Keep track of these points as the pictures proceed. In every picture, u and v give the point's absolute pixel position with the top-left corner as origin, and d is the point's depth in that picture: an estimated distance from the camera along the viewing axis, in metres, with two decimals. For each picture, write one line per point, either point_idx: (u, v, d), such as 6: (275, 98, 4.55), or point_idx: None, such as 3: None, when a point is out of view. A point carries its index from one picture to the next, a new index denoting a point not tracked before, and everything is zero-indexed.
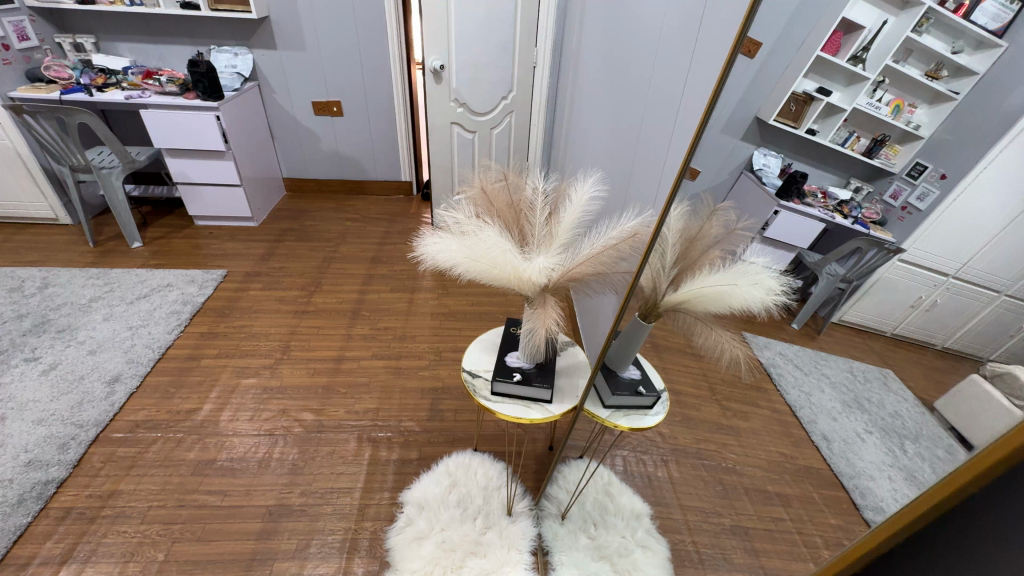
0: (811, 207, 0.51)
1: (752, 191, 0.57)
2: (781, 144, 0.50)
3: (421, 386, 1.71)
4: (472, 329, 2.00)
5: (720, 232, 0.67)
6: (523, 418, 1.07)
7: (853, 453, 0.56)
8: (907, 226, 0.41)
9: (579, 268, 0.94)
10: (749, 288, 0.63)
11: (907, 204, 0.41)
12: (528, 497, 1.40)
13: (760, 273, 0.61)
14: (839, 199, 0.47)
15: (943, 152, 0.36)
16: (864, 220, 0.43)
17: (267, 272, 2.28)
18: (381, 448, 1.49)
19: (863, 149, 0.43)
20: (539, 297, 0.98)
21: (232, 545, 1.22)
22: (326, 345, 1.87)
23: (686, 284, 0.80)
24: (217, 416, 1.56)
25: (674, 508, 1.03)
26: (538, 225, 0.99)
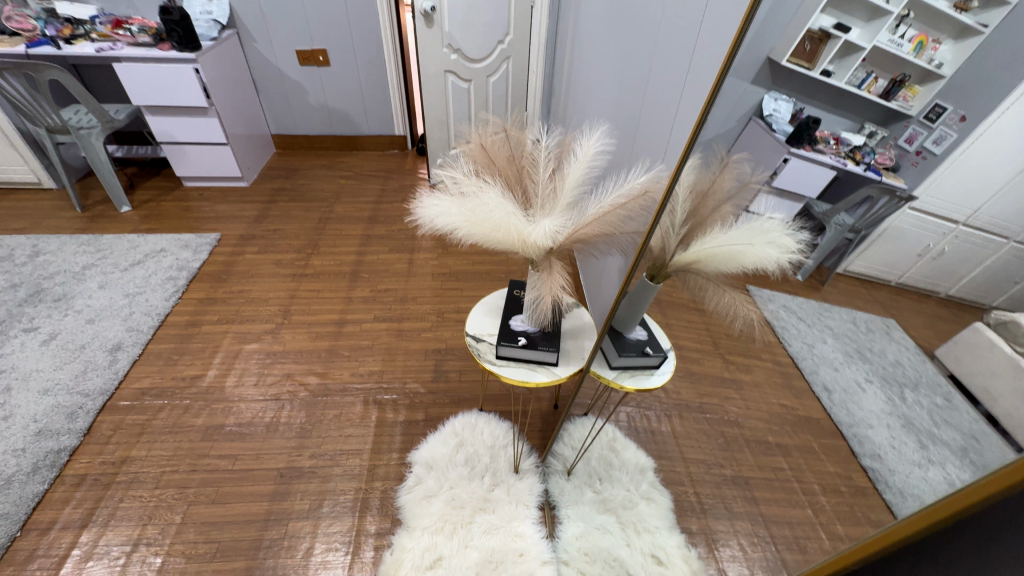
0: (822, 154, 0.48)
1: (761, 138, 0.54)
2: (796, 88, 0.47)
3: (424, 348, 1.71)
4: (474, 288, 1.98)
5: (733, 186, 0.63)
6: (528, 381, 1.06)
7: (852, 403, 0.54)
8: (920, 172, 0.37)
9: (584, 230, 0.89)
10: (764, 247, 0.60)
11: (923, 148, 0.37)
12: (534, 455, 1.41)
13: (775, 230, 0.57)
14: (851, 144, 0.43)
15: (963, 89, 0.32)
16: (877, 166, 0.40)
17: (262, 235, 2.22)
18: (388, 410, 1.50)
19: (880, 91, 0.40)
20: (544, 262, 0.94)
21: (247, 507, 1.25)
22: (326, 308, 1.85)
23: (696, 243, 0.77)
24: (222, 382, 1.56)
25: (677, 461, 1.07)
26: (541, 183, 0.94)
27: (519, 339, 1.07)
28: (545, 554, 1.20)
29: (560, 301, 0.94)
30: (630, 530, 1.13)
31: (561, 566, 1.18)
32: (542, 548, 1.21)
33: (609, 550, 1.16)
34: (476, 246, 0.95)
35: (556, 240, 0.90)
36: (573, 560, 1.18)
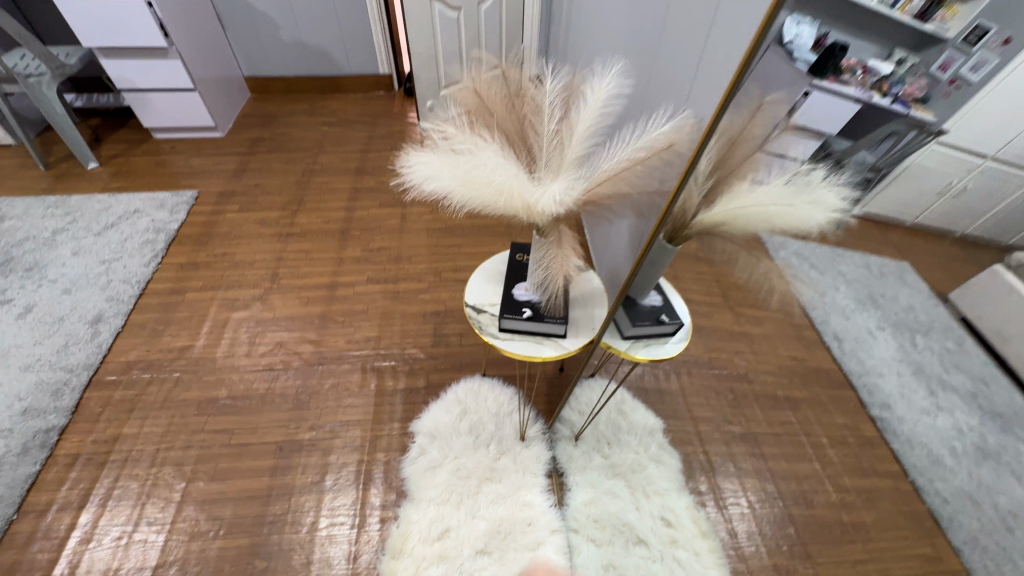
0: (846, 85, 0.43)
1: (789, 73, 0.47)
2: (820, 10, 0.42)
3: (422, 311, 1.62)
4: (471, 244, 1.86)
5: (764, 134, 0.53)
6: (536, 356, 0.98)
7: None
8: (953, 99, 0.38)
9: (596, 191, 0.78)
10: (809, 208, 0.50)
11: (958, 76, 0.36)
12: (540, 421, 1.36)
13: (818, 189, 0.49)
14: (879, 74, 0.39)
15: (1006, 11, 0.32)
16: (905, 97, 0.39)
17: (243, 191, 2.07)
18: (387, 377, 1.44)
19: (912, 13, 0.35)
20: (551, 227, 0.83)
21: (247, 483, 1.22)
22: (317, 271, 1.74)
23: (720, 203, 0.66)
24: (213, 353, 1.49)
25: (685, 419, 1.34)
26: (546, 136, 0.80)
27: (524, 312, 0.97)
28: (554, 523, 1.18)
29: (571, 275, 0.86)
30: (640, 494, 1.24)
31: (570, 535, 1.17)
32: (551, 517, 1.19)
33: (619, 514, 1.20)
34: (473, 212, 0.84)
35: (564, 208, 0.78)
36: (582, 527, 1.17)
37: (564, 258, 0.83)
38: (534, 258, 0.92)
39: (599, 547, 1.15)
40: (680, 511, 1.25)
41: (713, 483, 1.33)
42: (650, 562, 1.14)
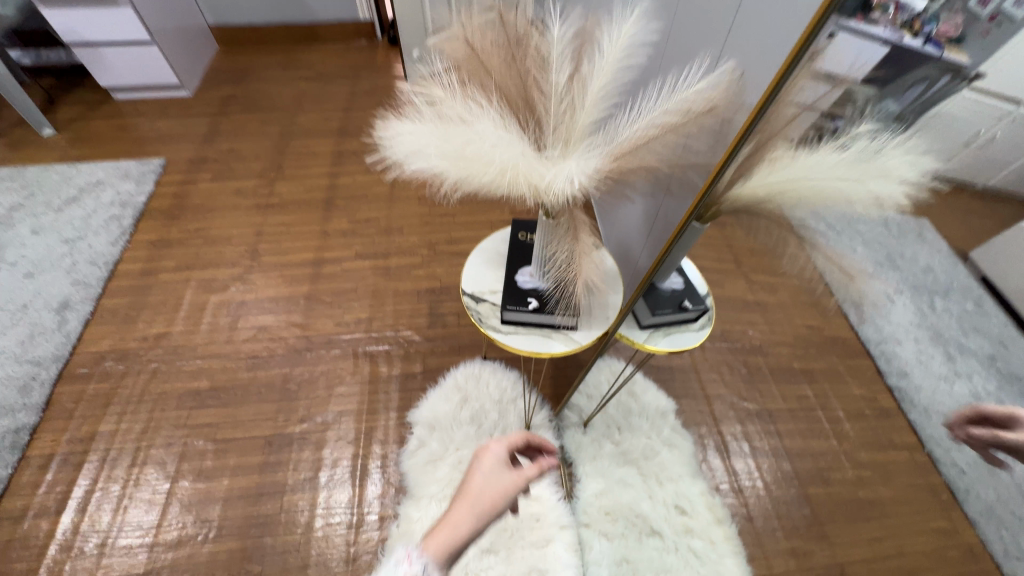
0: (875, 24, 0.38)
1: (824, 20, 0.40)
2: None
3: (416, 289, 1.50)
4: (467, 213, 1.71)
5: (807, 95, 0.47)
6: (543, 352, 0.87)
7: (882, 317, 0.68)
8: (990, 43, 0.33)
9: (620, 166, 0.65)
10: (876, 183, 0.46)
11: (999, 12, 0.32)
12: (546, 408, 1.27)
13: (884, 156, 0.45)
14: (914, 11, 0.36)
15: None
16: (938, 37, 0.35)
17: (215, 157, 1.89)
18: (381, 363, 1.34)
19: None
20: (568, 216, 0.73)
21: (235, 483, 1.14)
22: (300, 247, 1.60)
23: (753, 181, 0.57)
24: (191, 340, 1.38)
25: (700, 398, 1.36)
26: (555, 98, 0.65)
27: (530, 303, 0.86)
28: (563, 518, 1.12)
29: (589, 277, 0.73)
30: (653, 482, 1.18)
31: (581, 530, 1.11)
32: (560, 511, 1.13)
33: (631, 506, 1.14)
34: (466, 196, 0.70)
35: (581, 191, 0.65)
36: (594, 522, 1.11)
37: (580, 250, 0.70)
38: (544, 242, 0.80)
39: (612, 542, 1.09)
40: (695, 498, 1.19)
41: (731, 465, 1.25)
42: (665, 554, 1.09)
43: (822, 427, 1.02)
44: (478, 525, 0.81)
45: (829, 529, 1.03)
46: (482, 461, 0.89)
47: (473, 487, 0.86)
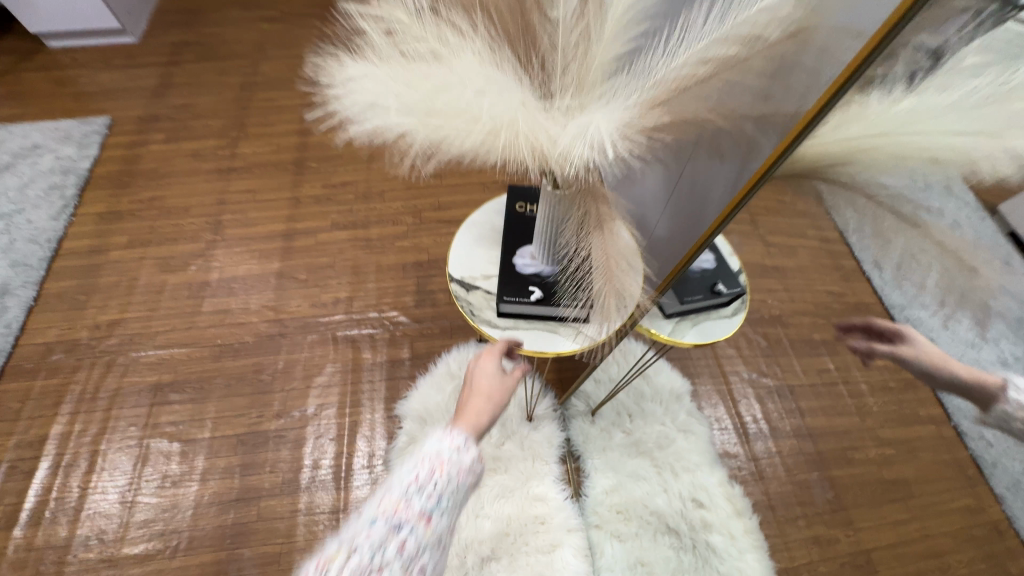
0: None
1: None
2: None
3: (401, 263, 1.34)
4: (456, 172, 1.51)
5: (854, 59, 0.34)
6: (548, 351, 0.76)
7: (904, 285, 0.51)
8: None
9: (661, 123, 0.47)
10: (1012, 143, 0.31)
11: None
12: (550, 395, 1.15)
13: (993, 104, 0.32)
14: None
15: None
16: None
17: (168, 113, 1.66)
18: (364, 349, 1.20)
19: None
20: (588, 203, 0.56)
21: (205, 488, 1.03)
22: (268, 217, 1.42)
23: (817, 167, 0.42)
24: (148, 327, 1.23)
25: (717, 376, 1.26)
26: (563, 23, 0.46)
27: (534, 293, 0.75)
28: (571, 521, 1.01)
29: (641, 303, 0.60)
30: (668, 475, 1.08)
31: (591, 532, 1.01)
32: (568, 513, 1.01)
33: (645, 502, 1.04)
34: (444, 167, 0.55)
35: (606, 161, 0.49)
36: (605, 523, 1.02)
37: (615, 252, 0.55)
38: (556, 211, 0.65)
39: (624, 543, 1.00)
40: (712, 489, 1.08)
41: (751, 449, 1.17)
42: (682, 553, 1.01)
43: (844, 405, 1.19)
44: (498, 412, 0.69)
45: (852, 515, 1.10)
46: (474, 371, 0.73)
47: (470, 402, 0.68)
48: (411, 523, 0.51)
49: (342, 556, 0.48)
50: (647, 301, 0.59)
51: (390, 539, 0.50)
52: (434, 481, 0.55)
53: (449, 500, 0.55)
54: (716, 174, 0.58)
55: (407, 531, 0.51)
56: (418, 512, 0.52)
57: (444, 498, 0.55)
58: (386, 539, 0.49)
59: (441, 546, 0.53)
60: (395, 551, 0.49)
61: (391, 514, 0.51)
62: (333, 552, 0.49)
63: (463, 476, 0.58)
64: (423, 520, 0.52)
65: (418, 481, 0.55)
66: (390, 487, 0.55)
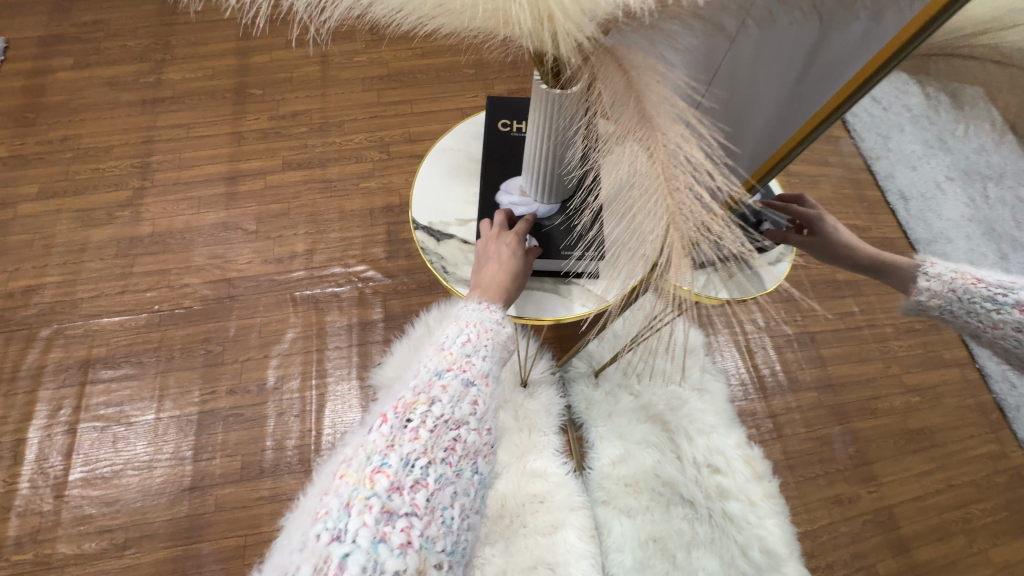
0: None
1: None
2: None
3: (368, 208, 1.14)
4: (428, 97, 1.26)
5: None
6: (542, 318, 0.62)
7: (930, 207, 0.43)
8: None
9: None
10: None
11: None
12: (547, 357, 1.02)
13: None
14: None
15: None
16: None
17: (76, 33, 1.36)
18: (329, 311, 1.03)
19: None
20: (613, 78, 0.36)
21: (152, 476, 0.89)
22: (205, 157, 1.19)
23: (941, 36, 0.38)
24: (73, 292, 1.04)
25: None
26: None
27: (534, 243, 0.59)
28: (574, 498, 0.91)
29: (706, 228, 0.31)
30: (680, 439, 0.93)
31: (597, 508, 0.92)
32: (570, 490, 0.93)
33: (656, 471, 0.92)
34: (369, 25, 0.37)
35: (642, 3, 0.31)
36: (612, 498, 0.92)
37: (657, 143, 0.33)
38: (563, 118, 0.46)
39: (634, 519, 0.90)
40: (730, 452, 0.90)
41: None
42: (697, 525, 0.87)
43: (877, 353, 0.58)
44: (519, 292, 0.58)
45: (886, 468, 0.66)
46: (491, 245, 0.58)
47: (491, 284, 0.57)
48: (478, 381, 0.49)
49: (424, 404, 0.45)
50: (716, 220, 0.31)
51: (464, 396, 0.47)
52: (487, 345, 0.52)
53: (501, 366, 0.53)
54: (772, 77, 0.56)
55: (477, 388, 0.49)
56: (480, 371, 0.50)
57: (498, 363, 0.53)
58: (461, 396, 0.47)
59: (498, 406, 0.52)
60: (470, 408, 0.47)
61: (458, 371, 0.49)
62: (412, 398, 0.46)
63: (507, 348, 0.55)
64: (486, 379, 0.50)
65: (471, 341, 0.52)
66: (446, 345, 0.51)
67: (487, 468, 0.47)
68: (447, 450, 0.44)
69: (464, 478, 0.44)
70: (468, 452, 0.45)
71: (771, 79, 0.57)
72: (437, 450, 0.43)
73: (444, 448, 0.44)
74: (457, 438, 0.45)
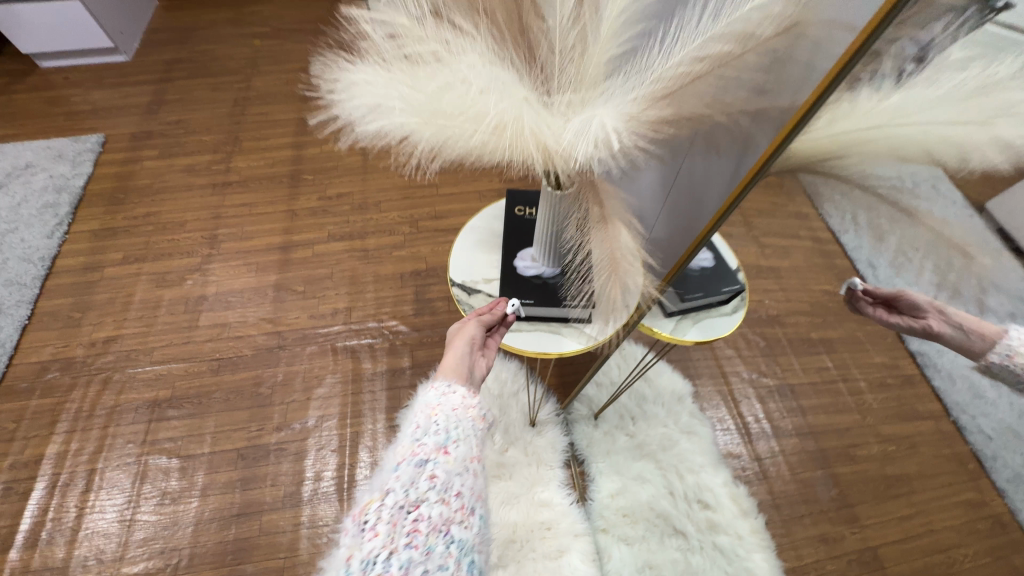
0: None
1: None
2: None
3: (399, 272, 1.34)
4: (452, 182, 1.51)
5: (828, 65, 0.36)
6: (552, 352, 0.77)
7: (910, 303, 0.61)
8: None
9: (665, 115, 0.49)
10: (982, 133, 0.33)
11: None
12: (553, 399, 1.17)
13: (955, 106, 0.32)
14: None
15: None
16: None
17: (162, 130, 1.66)
18: (364, 359, 1.20)
19: None
20: (592, 202, 0.58)
21: (206, 503, 1.02)
22: (265, 230, 1.41)
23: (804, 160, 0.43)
24: (146, 342, 1.22)
25: None
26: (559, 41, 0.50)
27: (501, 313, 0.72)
28: (577, 525, 1.02)
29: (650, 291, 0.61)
30: (673, 476, 1.05)
31: (598, 536, 1.02)
32: (574, 518, 1.03)
33: (651, 504, 1.03)
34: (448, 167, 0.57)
35: (609, 154, 0.51)
36: (612, 526, 1.02)
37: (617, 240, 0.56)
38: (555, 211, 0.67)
39: (631, 547, 1.00)
40: (718, 489, 1.03)
41: (754, 449, 1.07)
42: (690, 555, 0.98)
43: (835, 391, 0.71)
44: (462, 353, 0.67)
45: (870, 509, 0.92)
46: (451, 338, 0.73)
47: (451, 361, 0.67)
48: (433, 458, 0.53)
49: (379, 499, 0.49)
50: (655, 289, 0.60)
51: (420, 475, 0.51)
52: (436, 421, 0.58)
53: (458, 430, 0.58)
54: (713, 174, 0.60)
55: (432, 464, 0.52)
56: (433, 446, 0.54)
57: (454, 430, 0.57)
58: (416, 476, 0.51)
59: (470, 471, 0.54)
60: (428, 484, 0.50)
61: (411, 457, 0.53)
62: (370, 500, 0.50)
63: (464, 412, 0.61)
64: (442, 453, 0.54)
65: (421, 426, 0.58)
66: (406, 437, 0.57)
67: (465, 534, 0.49)
68: (409, 534, 0.46)
69: (434, 555, 0.45)
70: (436, 527, 0.47)
71: (711, 191, 0.62)
72: (398, 540, 0.45)
73: (406, 532, 0.46)
74: (417, 518, 0.47)
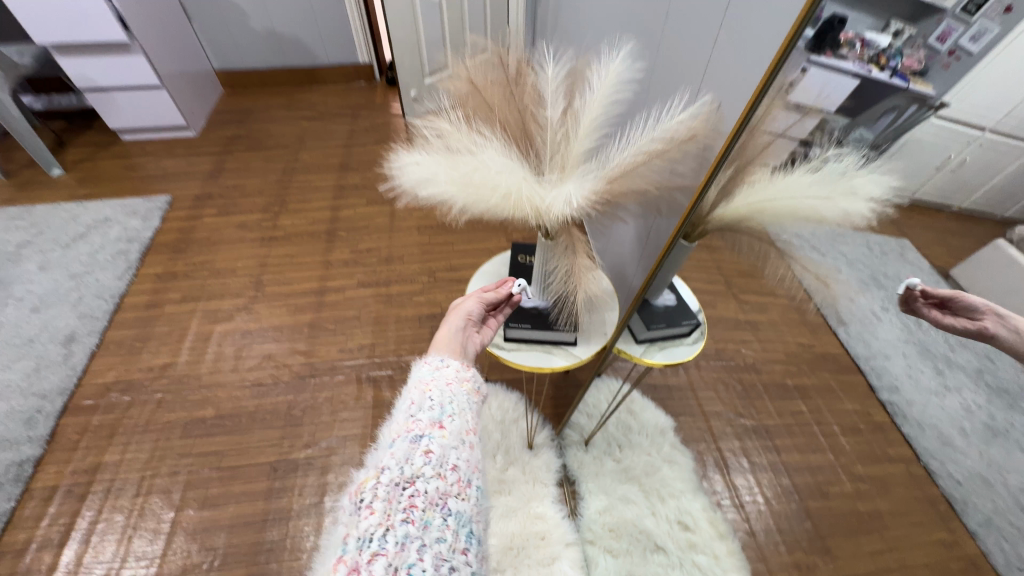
0: (843, 60, 0.42)
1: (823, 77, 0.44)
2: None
3: (417, 315, 1.54)
4: (466, 241, 1.76)
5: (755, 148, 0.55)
6: (544, 367, 0.95)
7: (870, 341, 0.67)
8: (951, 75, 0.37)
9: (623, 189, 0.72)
10: (843, 199, 0.48)
11: (956, 47, 0.36)
12: (549, 426, 1.33)
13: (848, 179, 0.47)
14: (877, 48, 0.39)
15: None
16: (904, 72, 0.39)
17: (219, 193, 1.94)
18: (384, 388, 1.37)
19: None
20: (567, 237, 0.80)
21: (240, 509, 1.15)
22: (303, 277, 1.64)
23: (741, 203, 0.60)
24: (197, 369, 1.40)
25: None
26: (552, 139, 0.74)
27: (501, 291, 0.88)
28: (568, 536, 1.14)
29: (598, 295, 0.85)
30: (655, 498, 1.17)
31: (586, 547, 1.13)
32: (565, 529, 1.15)
33: (635, 521, 1.15)
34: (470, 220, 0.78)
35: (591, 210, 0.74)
36: (598, 539, 1.13)
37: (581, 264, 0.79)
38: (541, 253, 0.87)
39: (616, 558, 1.11)
40: (697, 513, 1.15)
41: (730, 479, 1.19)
42: (670, 569, 1.08)
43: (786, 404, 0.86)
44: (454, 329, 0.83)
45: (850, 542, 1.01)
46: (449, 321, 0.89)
47: (442, 337, 0.82)
48: (426, 438, 0.65)
49: (376, 479, 0.60)
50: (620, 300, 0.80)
51: (415, 453, 0.63)
52: (430, 398, 0.71)
53: (448, 408, 0.70)
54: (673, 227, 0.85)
55: (427, 441, 0.64)
56: (428, 424, 0.67)
57: (445, 408, 0.70)
58: (411, 454, 0.62)
59: (460, 445, 0.67)
60: (422, 461, 0.62)
61: (407, 436, 0.65)
62: (369, 477, 0.61)
63: (456, 385, 0.75)
64: (434, 434, 0.66)
65: (417, 403, 0.70)
66: (402, 418, 0.69)
67: (460, 505, 0.61)
68: (406, 509, 0.57)
69: (431, 527, 0.57)
70: (432, 501, 0.59)
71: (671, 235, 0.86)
72: (395, 515, 0.56)
73: (402, 508, 0.57)
74: (413, 494, 0.58)
